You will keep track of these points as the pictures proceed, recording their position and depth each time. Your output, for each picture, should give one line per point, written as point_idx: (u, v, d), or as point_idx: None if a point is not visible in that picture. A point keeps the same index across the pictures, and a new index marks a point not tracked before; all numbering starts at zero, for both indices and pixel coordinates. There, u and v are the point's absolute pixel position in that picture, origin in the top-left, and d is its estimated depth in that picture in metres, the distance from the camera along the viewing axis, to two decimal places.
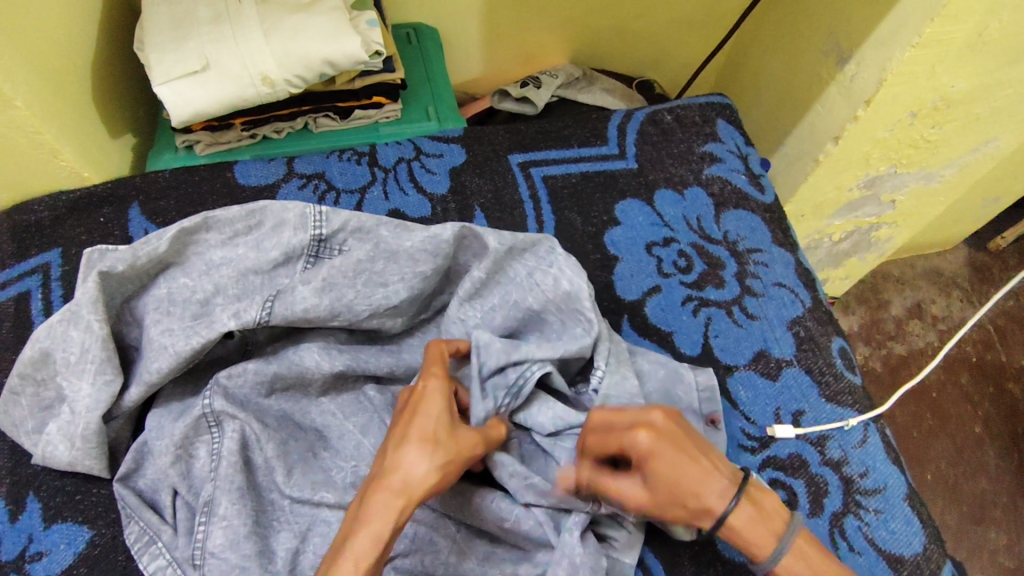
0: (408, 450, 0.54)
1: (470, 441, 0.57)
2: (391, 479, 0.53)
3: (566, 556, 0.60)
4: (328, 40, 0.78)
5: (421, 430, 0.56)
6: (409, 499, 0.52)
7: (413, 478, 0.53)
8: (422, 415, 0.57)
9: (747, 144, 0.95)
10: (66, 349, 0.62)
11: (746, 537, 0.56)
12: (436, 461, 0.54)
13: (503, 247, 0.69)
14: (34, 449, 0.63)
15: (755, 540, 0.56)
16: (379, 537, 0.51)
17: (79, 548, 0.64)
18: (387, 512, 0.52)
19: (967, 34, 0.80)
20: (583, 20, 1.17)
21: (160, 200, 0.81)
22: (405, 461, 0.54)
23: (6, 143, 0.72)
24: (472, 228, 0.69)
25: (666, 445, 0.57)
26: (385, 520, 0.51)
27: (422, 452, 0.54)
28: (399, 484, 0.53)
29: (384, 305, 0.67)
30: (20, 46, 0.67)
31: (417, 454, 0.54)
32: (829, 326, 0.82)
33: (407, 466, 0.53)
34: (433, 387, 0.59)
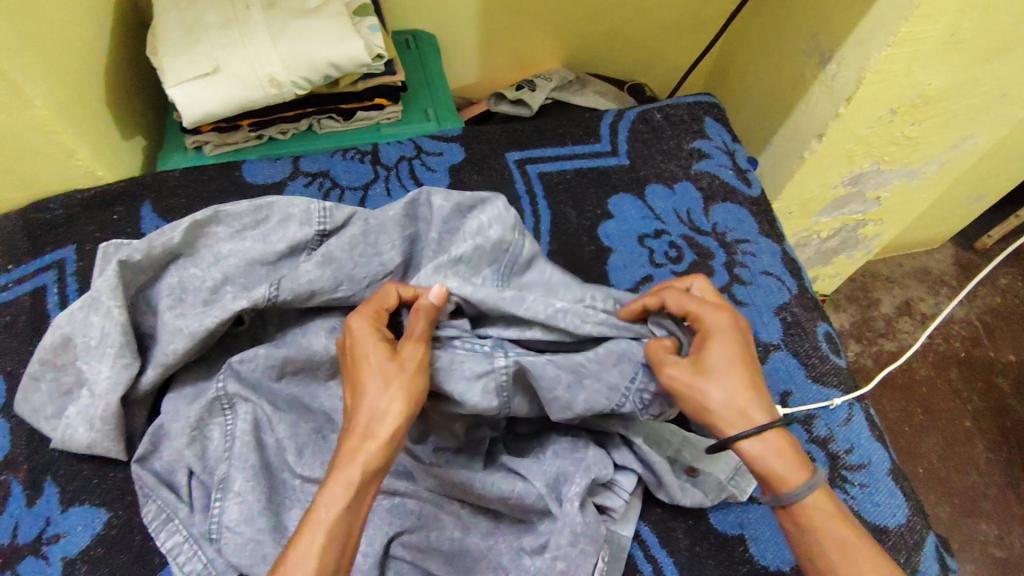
0: (360, 400, 0.56)
1: (415, 359, 0.59)
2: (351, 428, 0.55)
3: (567, 525, 0.63)
4: (333, 43, 0.82)
5: (364, 369, 0.58)
6: (377, 437, 0.55)
7: (370, 416, 0.55)
8: (359, 360, 0.58)
9: (734, 141, 0.99)
10: (87, 333, 0.66)
11: (775, 460, 0.57)
12: (387, 394, 0.56)
13: (450, 203, 0.71)
14: (55, 433, 0.66)
15: (785, 467, 0.57)
16: (348, 484, 0.53)
17: (97, 529, 0.66)
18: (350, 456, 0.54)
19: (940, 34, 0.84)
20: (576, 26, 1.21)
21: (171, 197, 0.84)
22: (361, 410, 0.56)
23: (24, 142, 0.76)
24: (426, 188, 0.72)
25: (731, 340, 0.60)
26: (353, 467, 0.53)
27: (372, 391, 0.56)
28: (359, 428, 0.55)
29: (383, 272, 0.71)
30: (39, 48, 0.71)
31: (366, 397, 0.56)
32: (815, 312, 0.85)
33: (368, 410, 0.56)
34: (359, 326, 0.60)
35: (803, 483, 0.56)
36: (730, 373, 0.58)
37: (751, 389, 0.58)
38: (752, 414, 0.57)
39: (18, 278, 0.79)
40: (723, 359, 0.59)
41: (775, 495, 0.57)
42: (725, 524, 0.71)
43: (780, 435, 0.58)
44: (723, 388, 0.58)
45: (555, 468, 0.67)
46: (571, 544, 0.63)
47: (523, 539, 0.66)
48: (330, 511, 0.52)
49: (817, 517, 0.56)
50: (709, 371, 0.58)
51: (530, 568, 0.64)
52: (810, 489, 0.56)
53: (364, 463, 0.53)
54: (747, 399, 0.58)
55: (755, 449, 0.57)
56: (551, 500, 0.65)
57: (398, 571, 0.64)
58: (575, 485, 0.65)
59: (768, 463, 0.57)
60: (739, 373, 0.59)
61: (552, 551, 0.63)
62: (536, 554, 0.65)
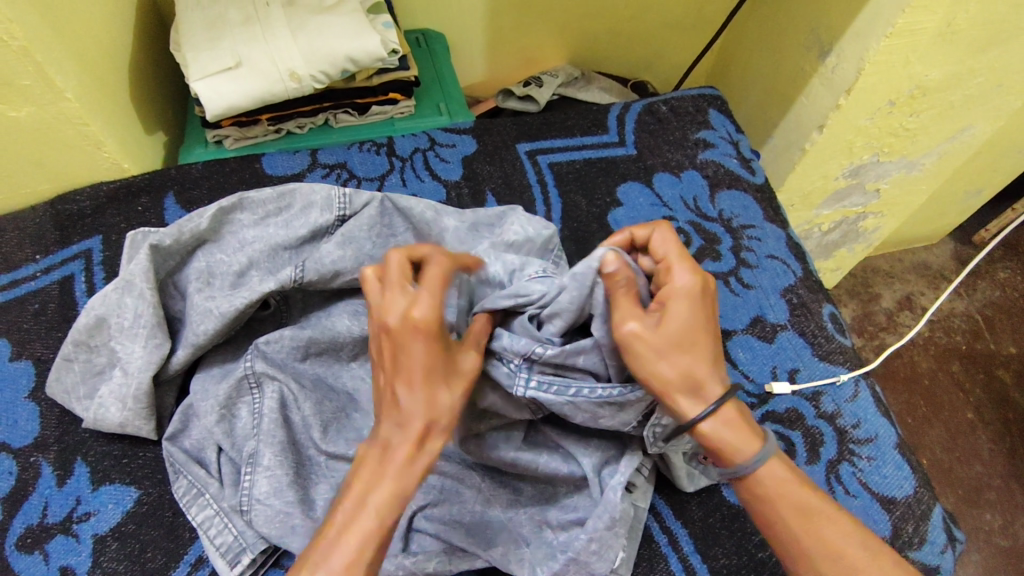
0: (414, 398, 0.53)
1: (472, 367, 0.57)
2: (406, 432, 0.53)
3: (607, 511, 0.63)
4: (350, 38, 0.84)
5: (424, 368, 0.53)
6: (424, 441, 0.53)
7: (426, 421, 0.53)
8: (419, 346, 0.54)
9: (737, 132, 1.02)
10: (120, 314, 0.68)
11: (726, 434, 0.57)
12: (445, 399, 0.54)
13: (464, 224, 0.75)
14: (87, 413, 0.68)
15: (736, 440, 0.57)
16: (398, 496, 0.52)
17: (128, 506, 0.68)
18: (400, 463, 0.52)
19: (937, 24, 0.87)
20: (581, 25, 1.25)
21: (193, 189, 0.87)
22: (416, 415, 0.53)
23: (54, 134, 0.78)
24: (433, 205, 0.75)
25: (692, 305, 0.57)
26: (404, 478, 0.52)
27: (432, 395, 0.54)
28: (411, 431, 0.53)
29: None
30: (68, 42, 0.73)
31: (427, 396, 0.53)
32: (820, 293, 0.88)
33: (421, 414, 0.53)
34: (421, 316, 0.54)
35: (754, 455, 0.56)
36: (682, 335, 0.56)
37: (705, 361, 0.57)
38: (701, 388, 0.57)
39: (46, 267, 0.81)
40: (679, 327, 0.56)
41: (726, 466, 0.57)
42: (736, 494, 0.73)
43: (731, 409, 0.57)
44: (674, 365, 0.56)
45: (600, 452, 0.67)
46: (607, 528, 0.63)
47: (547, 512, 0.68)
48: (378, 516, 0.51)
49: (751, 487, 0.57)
50: (674, 336, 0.56)
51: (551, 540, 0.65)
52: (760, 462, 0.56)
53: (417, 474, 0.53)
54: (700, 368, 0.56)
55: (705, 424, 0.56)
56: (594, 483, 0.65)
57: (422, 543, 0.66)
58: (619, 473, 0.65)
59: (718, 439, 0.57)
60: (690, 344, 0.56)
61: (586, 533, 0.63)
62: (561, 528, 0.66)
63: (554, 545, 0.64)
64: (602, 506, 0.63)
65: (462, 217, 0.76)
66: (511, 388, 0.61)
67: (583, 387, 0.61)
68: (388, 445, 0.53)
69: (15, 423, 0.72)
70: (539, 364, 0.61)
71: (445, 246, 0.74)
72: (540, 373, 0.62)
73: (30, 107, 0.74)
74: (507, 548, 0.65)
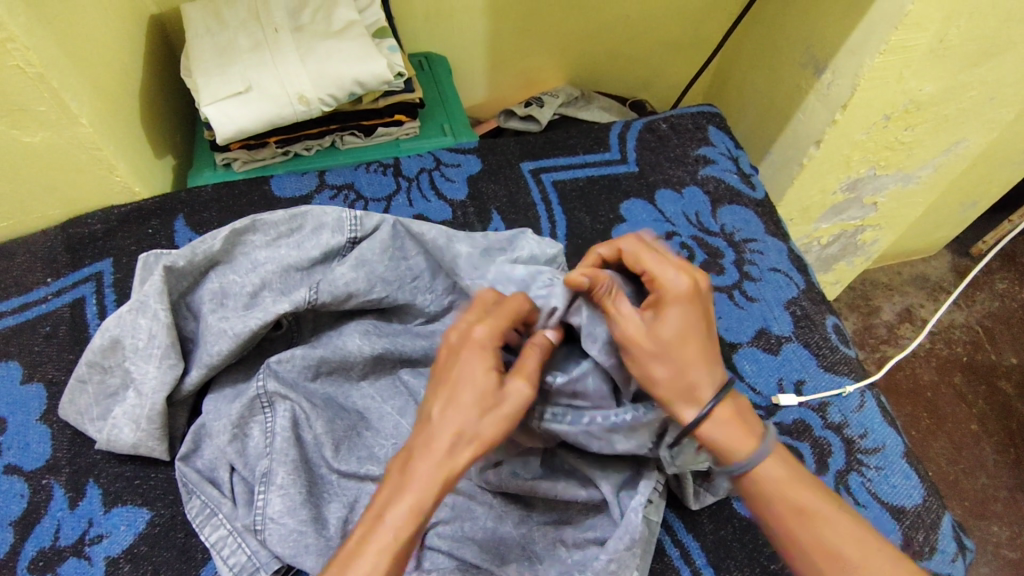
0: (448, 416, 0.54)
1: (522, 397, 0.55)
2: (432, 450, 0.53)
3: (628, 531, 0.62)
4: (357, 62, 0.86)
5: (466, 388, 0.55)
6: (461, 457, 0.53)
7: (465, 438, 0.54)
8: (469, 367, 0.56)
9: (737, 148, 1.04)
10: (135, 335, 0.69)
11: (724, 430, 0.58)
12: (489, 421, 0.54)
13: (475, 248, 0.75)
14: (101, 433, 0.69)
15: (733, 441, 0.58)
16: (410, 513, 0.52)
17: (140, 528, 0.68)
18: (434, 474, 0.52)
19: (929, 40, 0.89)
20: (579, 46, 1.27)
21: (203, 212, 0.88)
22: (445, 433, 0.54)
23: (67, 158, 0.80)
24: (447, 230, 0.75)
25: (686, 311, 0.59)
26: (419, 497, 0.52)
27: (468, 414, 0.54)
28: (448, 445, 0.53)
29: (410, 275, 0.75)
30: (83, 69, 0.75)
31: (473, 413, 0.54)
32: (823, 305, 0.89)
33: (454, 435, 0.54)
34: (478, 335, 0.58)
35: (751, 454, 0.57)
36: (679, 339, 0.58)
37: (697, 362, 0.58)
38: (694, 391, 0.58)
39: (57, 290, 0.82)
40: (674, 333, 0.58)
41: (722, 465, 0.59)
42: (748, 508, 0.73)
43: (726, 408, 0.58)
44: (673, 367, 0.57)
45: (618, 474, 0.67)
46: (627, 548, 0.62)
47: (562, 530, 0.68)
48: (399, 526, 0.51)
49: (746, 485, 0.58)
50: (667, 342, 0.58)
51: (565, 558, 0.65)
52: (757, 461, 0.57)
53: (431, 492, 0.52)
54: (693, 370, 0.58)
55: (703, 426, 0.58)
56: (615, 505, 0.65)
57: (434, 561, 0.65)
58: (639, 496, 0.64)
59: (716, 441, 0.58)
60: (682, 350, 0.58)
61: (606, 553, 0.62)
62: (575, 546, 0.66)
63: (570, 564, 0.65)
64: (622, 529, 0.62)
65: (475, 242, 0.76)
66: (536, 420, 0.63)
67: (596, 415, 0.62)
68: (415, 457, 0.54)
69: (27, 446, 0.73)
70: (555, 397, 0.63)
71: (459, 272, 0.75)
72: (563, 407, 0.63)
73: (44, 132, 0.76)
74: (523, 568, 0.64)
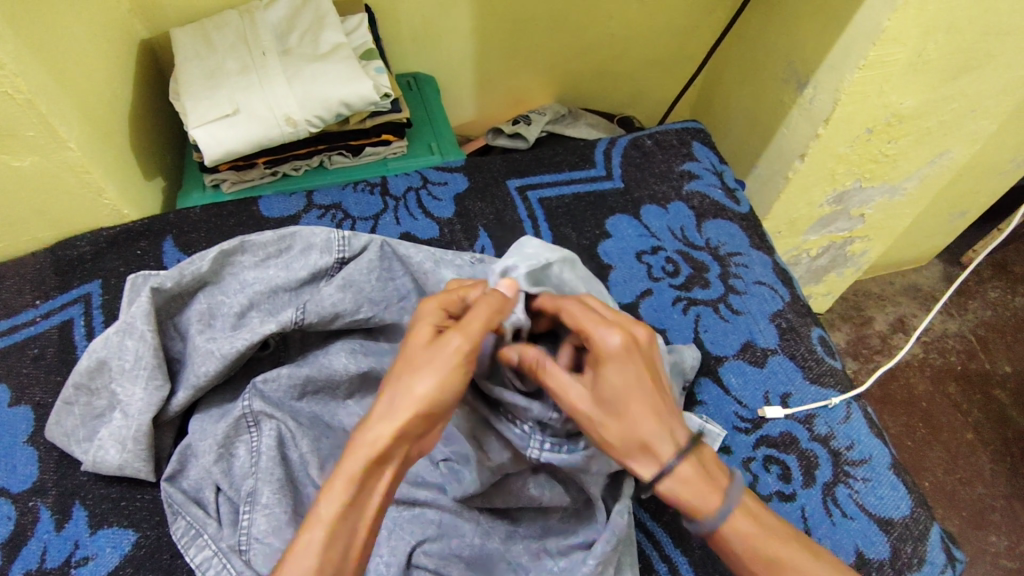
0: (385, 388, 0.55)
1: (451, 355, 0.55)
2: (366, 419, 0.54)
3: (611, 531, 0.63)
4: (343, 83, 0.87)
5: (404, 358, 0.56)
6: (387, 423, 0.53)
7: (396, 401, 0.53)
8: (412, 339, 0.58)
9: (721, 163, 1.05)
10: (121, 357, 0.69)
11: (691, 489, 0.56)
12: (422, 384, 0.54)
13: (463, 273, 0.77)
14: (86, 455, 0.69)
15: (699, 496, 0.56)
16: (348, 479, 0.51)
17: (125, 550, 0.68)
18: (359, 447, 0.52)
19: (907, 55, 0.90)
20: (566, 65, 1.29)
21: (191, 232, 0.89)
22: (383, 403, 0.54)
23: (57, 182, 0.80)
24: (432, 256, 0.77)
25: (628, 366, 0.57)
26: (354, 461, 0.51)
27: (402, 381, 0.54)
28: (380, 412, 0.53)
29: (396, 297, 0.77)
30: (71, 94, 0.76)
31: (408, 378, 0.54)
32: (808, 317, 0.90)
33: (388, 399, 0.54)
34: (422, 311, 0.60)
35: (714, 513, 0.55)
36: (611, 403, 0.56)
37: (654, 412, 0.56)
38: (646, 446, 0.56)
39: (46, 312, 0.83)
40: (613, 395, 0.56)
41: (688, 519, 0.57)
42: None
43: (690, 464, 0.56)
44: (620, 426, 0.56)
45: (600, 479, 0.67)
46: (613, 550, 0.62)
47: (546, 541, 0.68)
48: (332, 502, 0.50)
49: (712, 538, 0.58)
50: (608, 403, 0.56)
51: (552, 568, 0.66)
52: (723, 520, 0.55)
53: (363, 458, 0.51)
54: (641, 428, 0.56)
55: (663, 482, 0.56)
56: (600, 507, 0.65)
57: None
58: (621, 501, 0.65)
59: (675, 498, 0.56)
60: (626, 404, 0.56)
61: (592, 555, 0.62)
62: (559, 555, 0.67)
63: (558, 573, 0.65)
64: (607, 530, 0.63)
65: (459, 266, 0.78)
66: (524, 448, 0.65)
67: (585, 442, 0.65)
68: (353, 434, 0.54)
69: (14, 469, 0.72)
70: (522, 417, 0.65)
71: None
72: (552, 435, 0.65)
73: (33, 156, 0.77)
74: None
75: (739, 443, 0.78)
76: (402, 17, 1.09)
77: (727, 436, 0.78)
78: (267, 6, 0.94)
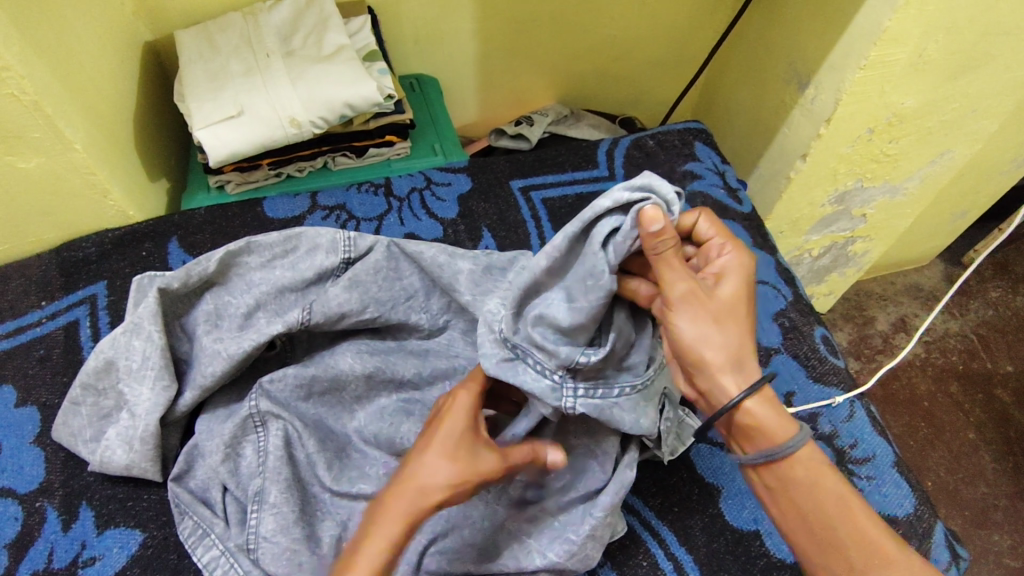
0: (436, 453, 0.58)
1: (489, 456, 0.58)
2: (403, 487, 0.56)
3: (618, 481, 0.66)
4: (347, 85, 0.88)
5: (440, 442, 0.58)
6: (422, 503, 0.56)
7: (430, 484, 0.56)
8: (451, 426, 0.60)
9: (724, 163, 1.05)
10: (129, 357, 0.70)
11: (764, 419, 0.57)
12: (451, 472, 0.57)
13: (478, 266, 0.75)
14: (93, 456, 0.70)
15: (777, 421, 0.58)
16: (387, 544, 0.54)
17: (132, 550, 0.68)
18: (396, 520, 0.55)
19: (908, 56, 0.91)
20: (568, 66, 1.29)
21: (196, 234, 0.89)
22: (432, 467, 0.57)
23: (62, 184, 0.81)
24: (446, 251, 0.74)
25: (738, 283, 0.60)
26: (393, 528, 0.54)
27: (437, 463, 0.57)
28: (417, 489, 0.56)
29: (404, 296, 0.75)
30: (78, 96, 0.77)
31: (439, 465, 0.57)
32: (811, 316, 0.90)
33: (421, 471, 0.57)
34: (461, 401, 0.62)
35: (786, 442, 0.57)
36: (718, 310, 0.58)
37: (746, 332, 0.59)
38: (739, 361, 0.58)
39: (52, 313, 0.83)
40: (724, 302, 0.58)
41: (759, 450, 0.58)
42: (740, 516, 0.74)
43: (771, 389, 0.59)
44: (721, 333, 0.57)
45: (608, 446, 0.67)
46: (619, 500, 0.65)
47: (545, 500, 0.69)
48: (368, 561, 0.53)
49: (773, 479, 0.58)
50: (716, 307, 0.58)
51: (554, 524, 0.67)
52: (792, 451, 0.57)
53: (402, 523, 0.55)
54: (737, 340, 0.58)
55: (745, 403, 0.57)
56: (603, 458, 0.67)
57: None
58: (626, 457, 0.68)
59: (754, 421, 0.57)
60: (732, 315, 0.58)
61: (600, 506, 0.65)
62: (560, 511, 0.68)
63: (563, 528, 0.66)
64: (613, 484, 0.66)
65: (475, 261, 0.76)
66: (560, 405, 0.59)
67: (625, 387, 0.61)
68: (387, 498, 0.56)
69: (21, 469, 0.73)
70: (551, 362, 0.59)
71: (459, 289, 0.73)
72: (583, 381, 0.60)
73: (40, 158, 0.77)
74: (514, 550, 0.67)
75: None
76: (405, 19, 1.09)
77: None
78: (271, 8, 0.94)
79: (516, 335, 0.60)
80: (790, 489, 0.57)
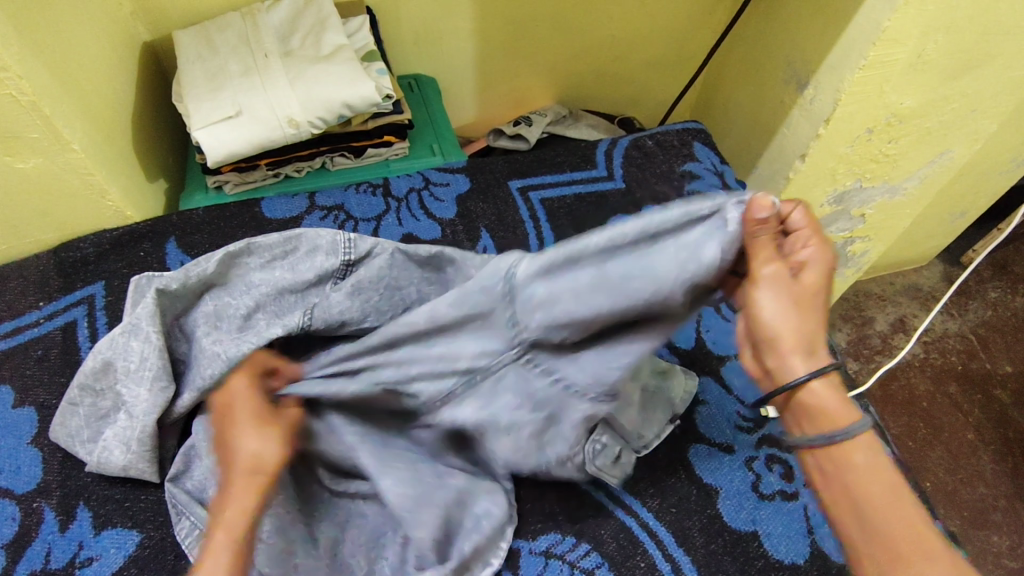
0: (248, 433, 0.61)
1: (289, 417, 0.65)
2: (235, 468, 0.59)
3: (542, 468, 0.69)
4: (346, 85, 0.88)
5: (246, 420, 0.62)
6: (256, 482, 0.59)
7: (259, 456, 0.60)
8: (244, 409, 0.63)
9: (723, 163, 1.04)
10: (127, 358, 0.70)
11: (826, 401, 0.56)
12: (267, 441, 0.61)
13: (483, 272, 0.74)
14: (91, 456, 0.70)
15: (839, 406, 0.56)
16: (245, 511, 0.57)
17: (130, 551, 0.68)
18: (247, 493, 0.58)
19: (907, 56, 0.91)
20: (567, 66, 1.29)
21: (194, 234, 0.89)
22: (248, 441, 0.60)
23: (60, 184, 0.81)
24: (451, 253, 0.75)
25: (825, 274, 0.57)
26: (247, 497, 0.58)
27: (258, 437, 0.61)
28: (251, 465, 0.59)
29: (404, 305, 0.74)
30: (76, 96, 0.77)
31: (261, 440, 0.61)
32: None
33: (242, 452, 0.60)
34: (239, 386, 0.64)
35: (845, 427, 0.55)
36: (800, 296, 0.56)
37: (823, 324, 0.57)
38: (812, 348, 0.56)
39: (49, 313, 0.83)
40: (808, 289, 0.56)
41: (817, 431, 0.56)
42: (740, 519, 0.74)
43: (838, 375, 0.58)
44: (798, 316, 0.56)
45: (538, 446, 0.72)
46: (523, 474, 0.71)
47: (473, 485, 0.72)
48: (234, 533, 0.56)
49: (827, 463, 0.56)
50: (800, 291, 0.56)
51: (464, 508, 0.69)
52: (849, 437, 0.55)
53: (254, 494, 0.58)
54: (810, 328, 0.56)
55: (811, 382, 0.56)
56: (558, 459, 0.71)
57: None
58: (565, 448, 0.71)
59: (818, 401, 0.56)
60: (814, 304, 0.57)
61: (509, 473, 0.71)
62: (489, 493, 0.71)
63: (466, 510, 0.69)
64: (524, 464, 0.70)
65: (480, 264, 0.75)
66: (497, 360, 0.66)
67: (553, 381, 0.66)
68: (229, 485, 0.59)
69: (18, 470, 0.73)
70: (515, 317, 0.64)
71: None
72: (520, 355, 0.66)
73: (38, 158, 0.77)
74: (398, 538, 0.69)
75: (742, 442, 0.80)
76: (404, 19, 1.09)
77: (729, 435, 0.80)
78: (269, 8, 0.94)
79: (514, 286, 0.62)
80: (846, 475, 0.55)
